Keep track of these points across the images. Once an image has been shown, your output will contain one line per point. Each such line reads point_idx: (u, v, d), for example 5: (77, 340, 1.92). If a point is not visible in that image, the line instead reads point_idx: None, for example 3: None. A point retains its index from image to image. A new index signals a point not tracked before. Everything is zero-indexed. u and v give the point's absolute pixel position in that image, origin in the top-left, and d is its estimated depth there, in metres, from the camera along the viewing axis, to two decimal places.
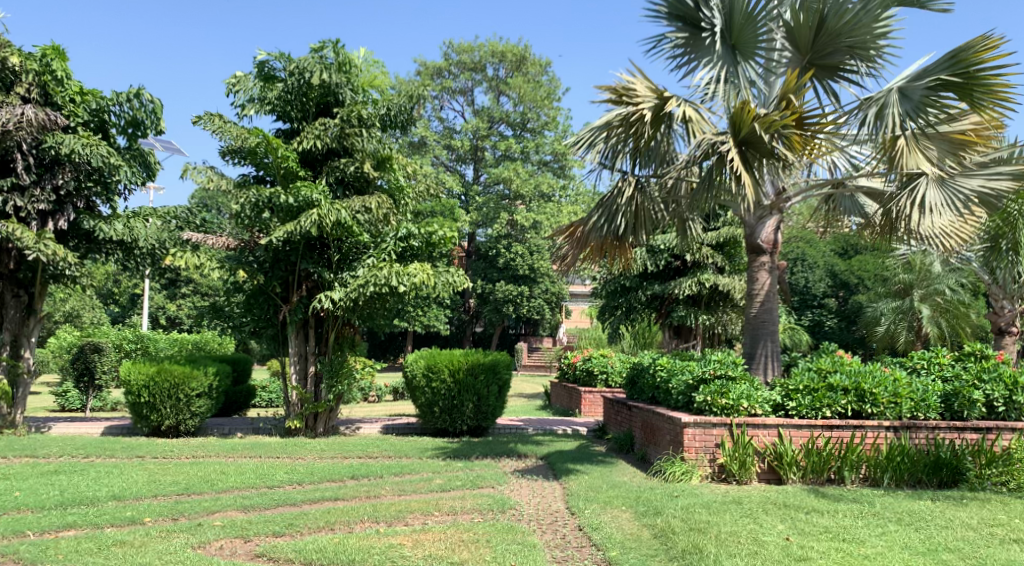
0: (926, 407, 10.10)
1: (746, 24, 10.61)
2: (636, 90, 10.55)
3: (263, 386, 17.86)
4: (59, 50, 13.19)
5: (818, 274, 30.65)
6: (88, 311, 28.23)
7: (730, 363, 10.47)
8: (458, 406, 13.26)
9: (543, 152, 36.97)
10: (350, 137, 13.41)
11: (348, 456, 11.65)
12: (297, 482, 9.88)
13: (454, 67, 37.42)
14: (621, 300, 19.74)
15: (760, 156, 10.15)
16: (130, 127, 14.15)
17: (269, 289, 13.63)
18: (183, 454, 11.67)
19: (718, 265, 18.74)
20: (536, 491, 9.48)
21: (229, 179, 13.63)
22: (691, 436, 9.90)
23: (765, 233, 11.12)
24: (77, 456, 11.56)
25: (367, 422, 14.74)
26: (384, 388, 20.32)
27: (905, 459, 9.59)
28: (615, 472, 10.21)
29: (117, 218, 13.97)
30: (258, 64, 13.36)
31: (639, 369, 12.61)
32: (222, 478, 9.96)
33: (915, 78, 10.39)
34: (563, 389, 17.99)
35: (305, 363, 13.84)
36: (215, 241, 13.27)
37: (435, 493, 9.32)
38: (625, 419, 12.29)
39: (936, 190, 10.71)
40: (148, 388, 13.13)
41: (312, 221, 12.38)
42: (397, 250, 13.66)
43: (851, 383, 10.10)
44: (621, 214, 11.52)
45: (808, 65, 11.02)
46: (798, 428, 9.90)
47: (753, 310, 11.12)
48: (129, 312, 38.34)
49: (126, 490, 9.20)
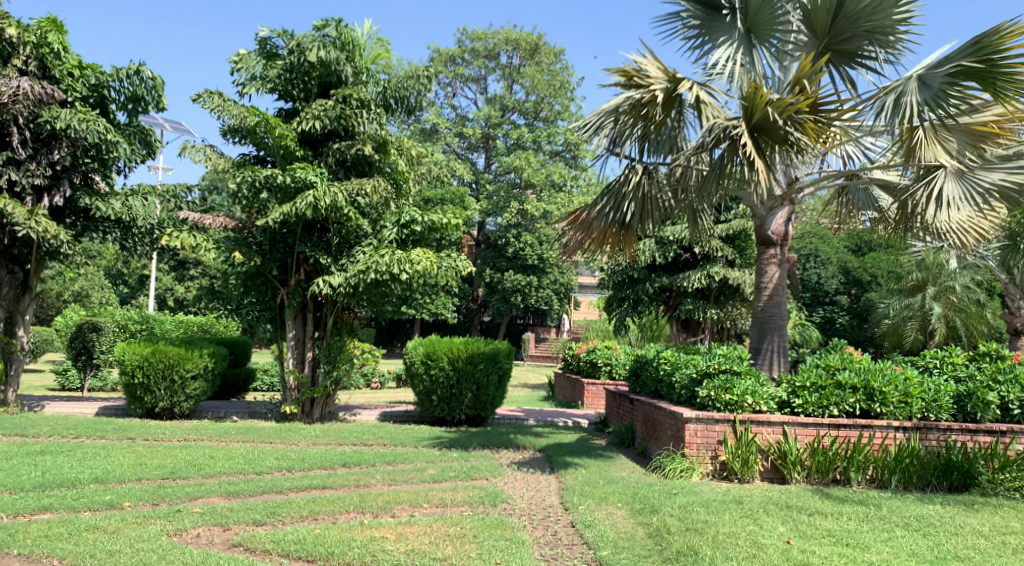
0: (937, 408, 9.74)
1: (762, 6, 10.29)
2: (646, 71, 10.15)
3: (264, 370, 17.65)
4: (58, 23, 12.89)
5: (830, 271, 30.14)
6: (96, 291, 28.09)
7: (736, 358, 10.11)
8: (457, 395, 12.98)
9: (555, 141, 36.54)
10: (351, 119, 13.08)
11: (343, 443, 11.38)
12: (286, 468, 9.62)
13: (467, 54, 37.07)
14: (628, 291, 19.36)
15: (772, 143, 9.82)
16: (130, 103, 13.87)
17: (266, 272, 13.29)
18: (175, 437, 11.43)
19: (728, 258, 18.38)
20: (532, 484, 9.19)
21: (228, 158, 13.34)
22: (692, 432, 9.62)
23: (775, 225, 10.73)
24: (66, 437, 11.34)
25: (365, 409, 14.44)
26: (387, 375, 20.08)
27: (914, 461, 9.26)
28: (614, 467, 9.90)
29: (115, 196, 13.72)
30: (261, 41, 13.11)
31: (643, 362, 12.32)
32: (210, 462, 9.71)
33: (935, 65, 10.05)
34: (567, 380, 17.65)
35: (303, 348, 13.57)
36: (213, 221, 13.01)
37: (427, 484, 9.04)
38: (627, 412, 11.96)
39: (954, 183, 10.48)
40: (142, 369, 12.89)
41: (306, 203, 12.19)
42: (399, 237, 13.31)
43: (860, 381, 9.78)
44: (628, 201, 11.18)
45: (824, 50, 10.61)
46: (803, 426, 9.55)
47: (760, 304, 10.77)
48: (137, 293, 38.27)
49: (110, 473, 8.96)
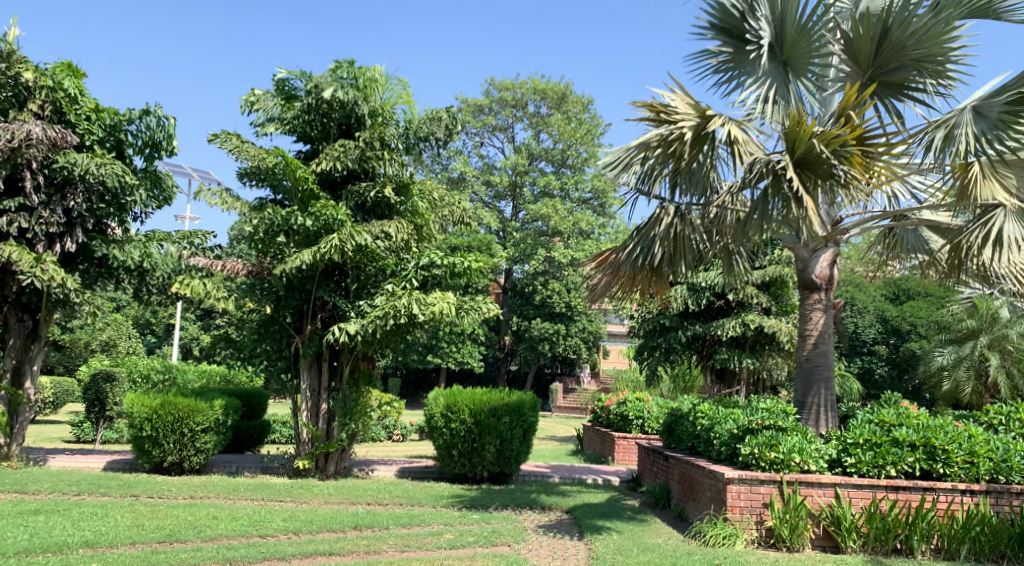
0: (1008, 469, 8.85)
1: (798, 38, 9.67)
2: (675, 107, 9.56)
3: (281, 422, 16.98)
4: (73, 68, 12.45)
5: (868, 319, 28.96)
6: (124, 341, 27.63)
7: (781, 413, 9.30)
8: (479, 450, 12.20)
9: (583, 189, 36.08)
10: (372, 161, 12.65)
11: (356, 502, 10.63)
12: (293, 531, 8.89)
13: (495, 104, 36.86)
14: (659, 340, 18.44)
15: (816, 179, 9.21)
16: (148, 149, 13.17)
17: (282, 319, 12.69)
18: (180, 495, 10.71)
19: (764, 306, 17.57)
20: (558, 553, 8.39)
21: (245, 202, 12.81)
22: (736, 494, 8.80)
23: (819, 268, 9.95)
24: (66, 494, 10.67)
25: (382, 464, 13.65)
26: (410, 427, 19.31)
27: (985, 530, 8.39)
28: (648, 533, 9.05)
29: (131, 242, 13.20)
30: (279, 82, 12.72)
31: (679, 416, 11.48)
32: (212, 524, 8.99)
33: (993, 94, 9.39)
34: (596, 434, 16.80)
35: (317, 400, 12.78)
36: (223, 266, 12.60)
37: (443, 551, 8.27)
38: (661, 470, 11.13)
39: (1015, 223, 9.65)
40: (151, 422, 12.23)
41: (331, 246, 11.68)
42: (419, 279, 12.66)
43: (920, 438, 8.88)
44: (658, 243, 10.50)
45: (869, 81, 9.97)
46: (858, 488, 8.73)
47: (804, 353, 9.96)
48: (163, 343, 37.80)
49: (103, 536, 8.29)
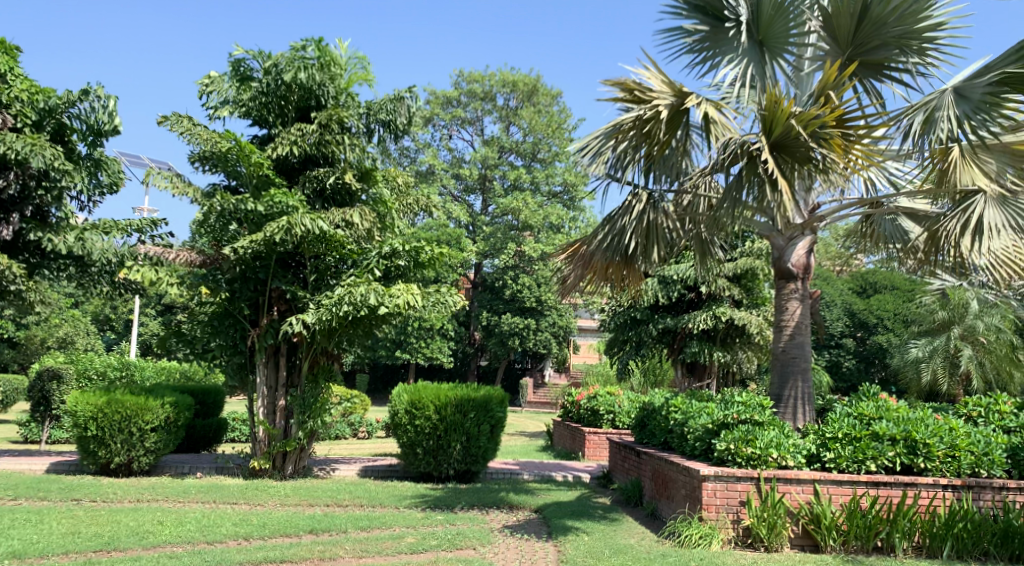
0: (989, 462, 8.54)
1: (775, 17, 9.29)
2: (649, 85, 9.10)
3: (240, 421, 16.35)
4: (6, 45, 11.66)
5: (836, 312, 28.80)
6: (82, 338, 26.57)
7: (757, 407, 9.07)
8: (444, 447, 11.71)
9: (553, 182, 35.66)
10: (330, 145, 12.07)
11: (314, 504, 10.08)
12: (243, 537, 8.32)
13: (464, 96, 36.21)
14: (630, 333, 17.99)
15: (793, 163, 8.83)
16: (92, 134, 12.48)
17: (236, 312, 12.05)
18: (126, 498, 10.10)
19: (735, 298, 17.25)
20: (526, 556, 7.95)
21: (196, 188, 12.16)
22: (711, 492, 8.40)
23: (795, 256, 9.56)
24: (2, 498, 10.00)
25: (343, 462, 13.08)
26: (375, 424, 18.71)
27: (967, 525, 8.09)
28: (621, 534, 8.62)
29: (71, 229, 12.48)
30: (234, 62, 11.99)
31: (651, 411, 11.05)
32: (156, 529, 8.41)
33: (975, 75, 8.95)
34: (567, 430, 16.37)
35: (274, 396, 12.23)
36: (176, 256, 12.00)
37: (403, 556, 7.78)
38: (634, 467, 10.69)
39: (995, 210, 9.36)
40: (97, 421, 11.58)
41: (276, 229, 11.01)
42: (381, 269, 12.03)
43: (900, 432, 8.55)
44: (631, 231, 9.99)
45: (848, 60, 9.60)
46: (838, 485, 8.36)
47: (781, 344, 9.56)
48: (123, 338, 36.60)
49: (32, 546, 7.64)
